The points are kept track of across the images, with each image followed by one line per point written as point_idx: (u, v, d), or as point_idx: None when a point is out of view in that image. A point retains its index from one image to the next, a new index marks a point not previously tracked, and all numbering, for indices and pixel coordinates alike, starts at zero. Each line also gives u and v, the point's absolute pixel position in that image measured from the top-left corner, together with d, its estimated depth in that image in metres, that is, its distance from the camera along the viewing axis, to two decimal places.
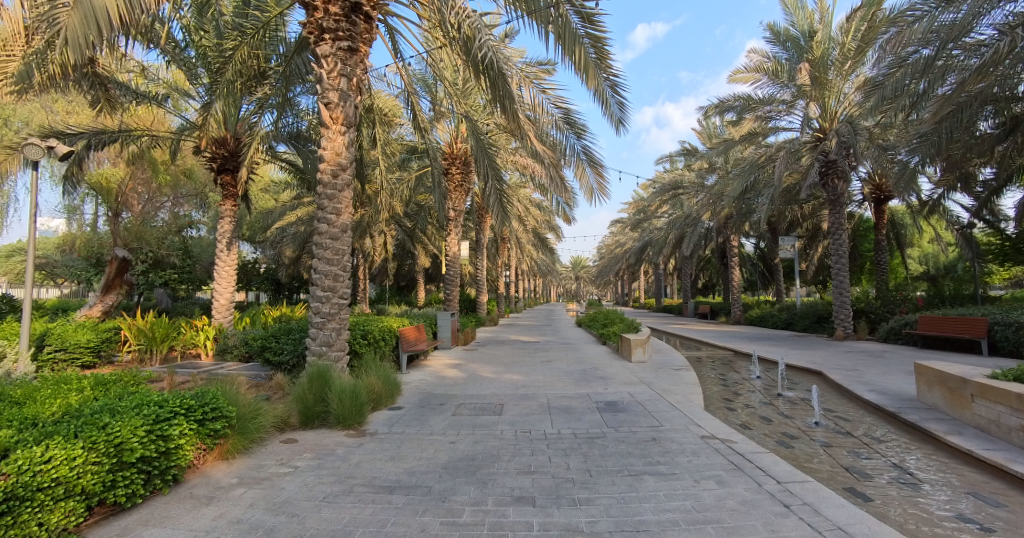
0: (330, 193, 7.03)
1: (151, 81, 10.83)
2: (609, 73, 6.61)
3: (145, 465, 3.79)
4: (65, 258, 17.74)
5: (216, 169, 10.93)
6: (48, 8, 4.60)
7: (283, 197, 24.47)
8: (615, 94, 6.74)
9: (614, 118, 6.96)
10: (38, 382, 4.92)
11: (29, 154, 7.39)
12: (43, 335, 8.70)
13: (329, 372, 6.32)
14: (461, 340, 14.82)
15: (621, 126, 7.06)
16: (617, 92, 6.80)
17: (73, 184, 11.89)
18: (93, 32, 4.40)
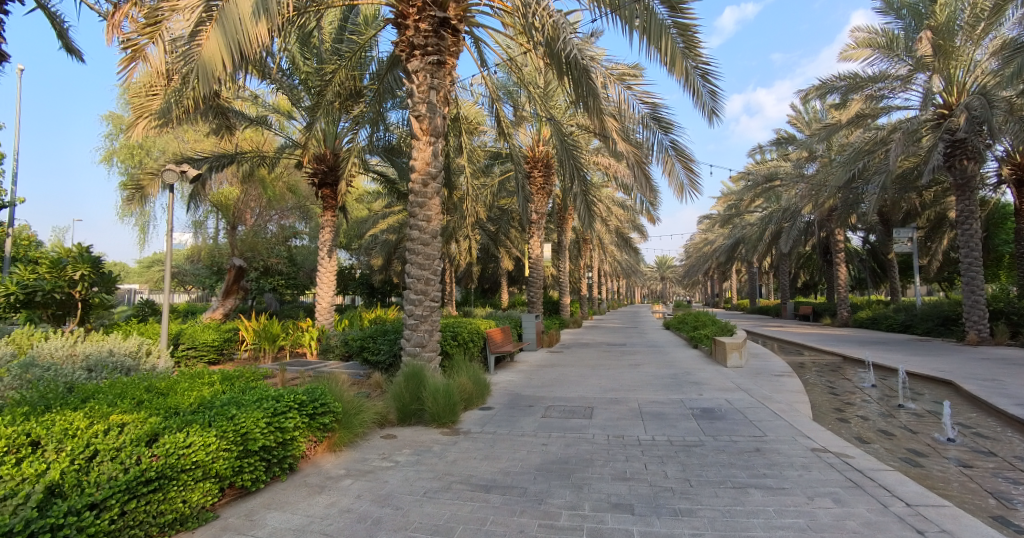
0: (420, 201, 7.34)
1: (260, 106, 11.94)
2: (699, 60, 6.29)
3: (266, 453, 4.19)
4: (193, 268, 20.10)
5: (318, 184, 11.82)
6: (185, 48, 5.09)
7: (375, 206, 26.01)
8: (707, 82, 6.40)
9: (706, 109, 6.62)
10: (177, 375, 5.60)
11: (167, 179, 8.46)
12: (178, 335, 9.93)
13: (423, 371, 6.60)
14: (546, 342, 14.89)
15: (715, 116, 6.68)
16: (710, 80, 6.46)
17: (199, 202, 13.42)
18: (220, 68, 4.84)
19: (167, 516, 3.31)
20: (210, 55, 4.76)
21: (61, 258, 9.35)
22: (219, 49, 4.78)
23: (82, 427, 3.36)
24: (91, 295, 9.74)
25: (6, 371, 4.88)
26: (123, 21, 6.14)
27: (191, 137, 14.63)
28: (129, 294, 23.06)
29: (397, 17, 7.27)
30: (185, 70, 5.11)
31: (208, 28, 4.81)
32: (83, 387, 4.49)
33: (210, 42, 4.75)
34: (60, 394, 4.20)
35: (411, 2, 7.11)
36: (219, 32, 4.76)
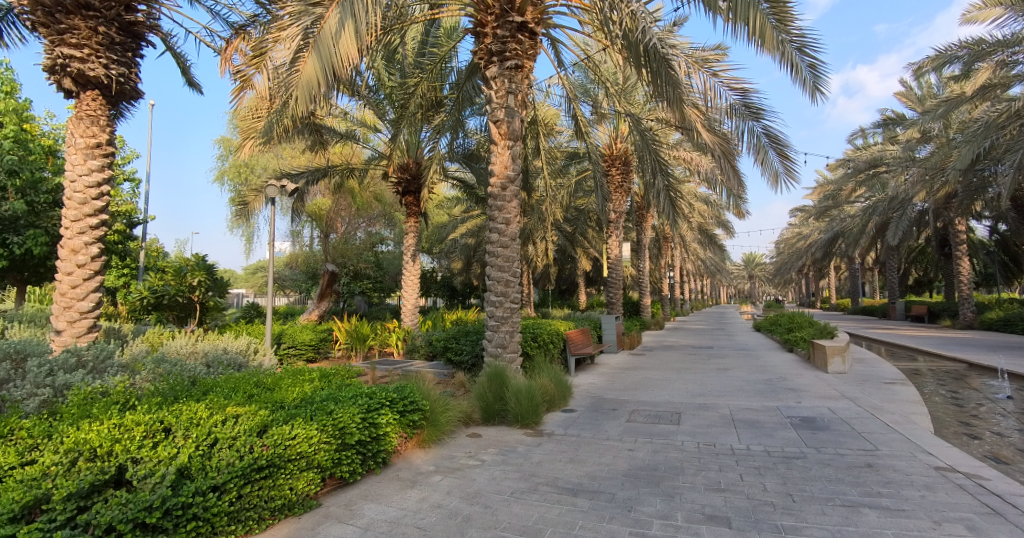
0: (499, 204, 7.46)
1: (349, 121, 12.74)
2: (793, 32, 5.90)
3: (362, 447, 4.44)
4: (292, 274, 21.88)
5: (401, 192, 12.40)
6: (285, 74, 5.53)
7: (454, 211, 26.80)
8: (805, 55, 5.97)
9: (807, 83, 6.19)
10: (282, 372, 6.10)
11: (270, 193, 9.27)
12: (281, 335, 10.86)
13: (506, 373, 6.71)
14: (626, 344, 14.54)
15: (817, 92, 6.22)
16: (808, 53, 6.05)
17: (297, 212, 14.58)
18: (317, 90, 5.24)
19: (277, 501, 3.61)
20: (308, 78, 5.14)
21: (183, 266, 10.55)
22: (316, 72, 5.15)
23: (204, 418, 3.75)
24: (207, 299, 10.87)
25: (144, 365, 5.54)
26: (234, 53, 6.82)
27: (289, 154, 15.95)
28: (240, 298, 25.57)
29: (476, 26, 7.47)
30: (285, 93, 5.56)
31: (306, 53, 5.19)
32: (204, 380, 5.01)
33: (308, 66, 5.13)
34: (186, 387, 4.73)
35: (490, 10, 7.28)
36: (315, 56, 5.12)
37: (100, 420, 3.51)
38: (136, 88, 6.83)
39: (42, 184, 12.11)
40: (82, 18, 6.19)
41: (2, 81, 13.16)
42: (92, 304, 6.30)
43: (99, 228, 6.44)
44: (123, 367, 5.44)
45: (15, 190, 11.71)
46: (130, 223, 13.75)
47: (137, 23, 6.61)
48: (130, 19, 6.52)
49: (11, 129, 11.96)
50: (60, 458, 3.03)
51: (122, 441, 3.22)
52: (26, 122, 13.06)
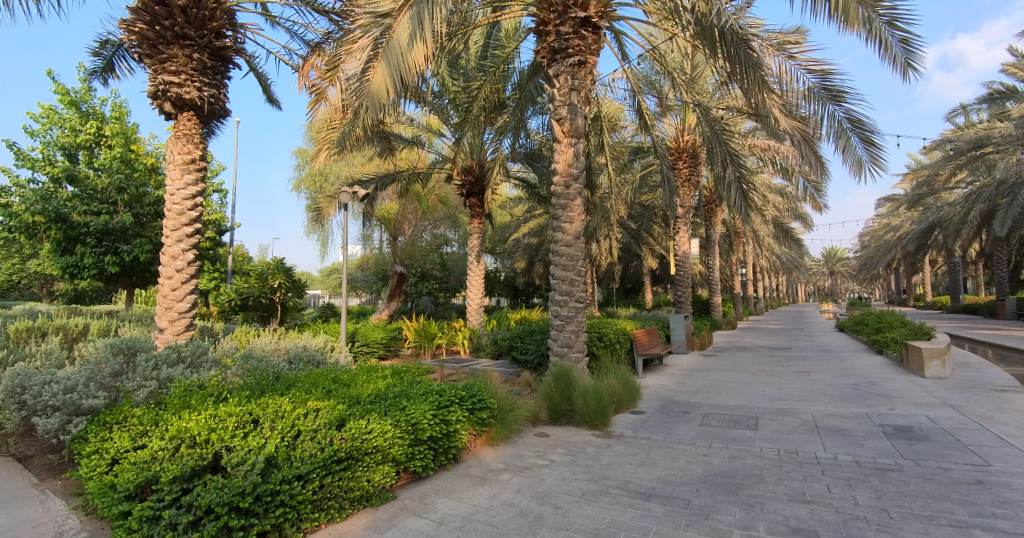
0: (563, 203, 7.44)
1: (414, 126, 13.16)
2: (882, 5, 5.43)
3: (434, 443, 4.57)
4: (363, 276, 22.94)
5: (465, 194, 12.64)
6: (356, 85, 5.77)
7: (517, 211, 26.97)
8: (896, 29, 5.49)
9: (899, 60, 5.69)
10: (357, 368, 6.41)
11: (343, 200, 9.77)
12: (355, 333, 11.42)
13: (572, 373, 6.68)
14: (696, 345, 13.99)
15: (910, 69, 5.70)
16: (899, 26, 5.55)
17: (368, 217, 15.27)
18: (385, 99, 5.43)
19: (356, 492, 3.79)
20: (378, 88, 5.33)
21: (264, 270, 11.34)
22: (385, 81, 5.33)
23: (288, 411, 4.01)
24: (288, 299, 11.63)
25: (234, 360, 5.98)
26: (310, 70, 7.24)
27: (360, 162, 16.72)
28: (316, 299, 27.19)
29: (538, 25, 7.47)
30: (356, 102, 5.81)
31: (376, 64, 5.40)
32: (287, 376, 5.36)
33: (378, 75, 5.33)
34: (272, 381, 5.08)
35: (552, 8, 7.24)
36: (385, 65, 5.31)
37: (198, 411, 3.84)
38: (224, 107, 7.40)
39: (146, 198, 13.43)
40: (179, 47, 6.80)
41: (113, 108, 14.75)
42: (189, 304, 6.90)
43: (194, 236, 7.05)
44: (216, 362, 5.91)
45: (124, 204, 13.09)
46: (220, 231, 14.96)
47: (225, 47, 7.16)
48: (219, 45, 7.08)
49: (120, 150, 13.36)
50: (166, 444, 3.34)
51: (218, 431, 3.51)
52: (133, 143, 14.56)
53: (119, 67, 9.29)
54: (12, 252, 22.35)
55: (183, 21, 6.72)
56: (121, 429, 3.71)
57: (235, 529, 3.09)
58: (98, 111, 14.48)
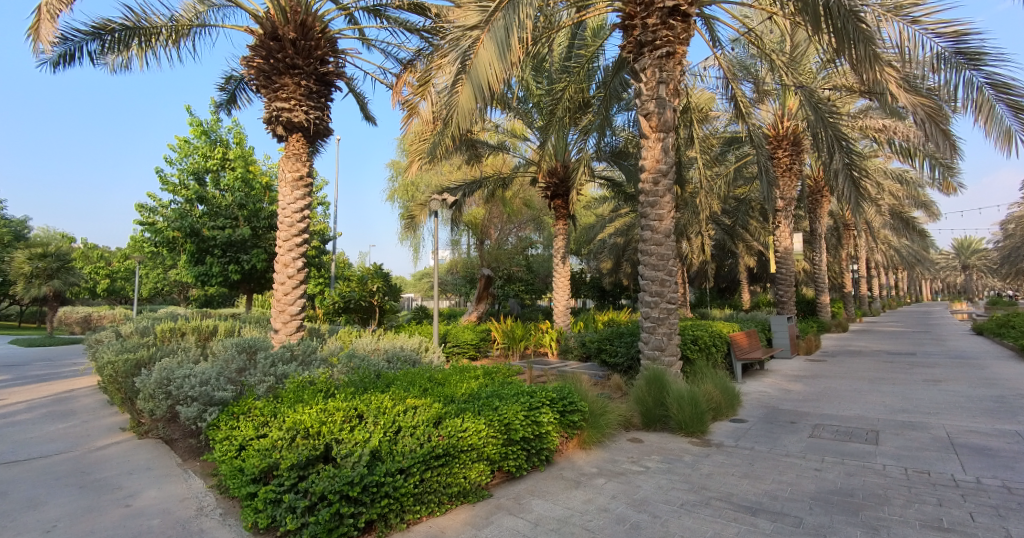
0: (651, 200, 7.22)
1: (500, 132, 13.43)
2: None
3: (526, 444, 4.62)
4: (453, 280, 23.80)
5: (550, 196, 12.67)
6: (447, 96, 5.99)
7: (602, 211, 26.53)
8: None
9: None
10: (450, 368, 6.65)
11: (434, 207, 10.21)
12: (447, 334, 11.90)
13: (665, 377, 6.47)
14: (802, 349, 12.86)
15: None
16: None
17: (456, 222, 15.82)
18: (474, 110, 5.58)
19: (454, 488, 3.92)
20: (467, 97, 5.50)
21: (364, 275, 12.19)
22: (474, 90, 5.49)
23: (389, 408, 4.25)
24: (385, 302, 12.37)
25: (340, 359, 6.44)
26: (404, 86, 7.67)
27: (448, 170, 17.40)
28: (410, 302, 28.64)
29: (624, 20, 7.31)
30: (447, 111, 6.04)
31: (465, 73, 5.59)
32: (387, 374, 5.70)
33: (467, 85, 5.50)
34: (373, 379, 5.42)
35: (638, 1, 7.06)
36: (473, 75, 5.47)
37: (310, 405, 4.19)
38: (327, 126, 8.04)
39: (262, 212, 14.95)
40: (290, 76, 7.49)
41: (235, 134, 16.62)
42: (299, 308, 7.55)
43: (302, 245, 7.72)
44: (324, 360, 6.39)
45: (244, 218, 14.67)
46: (324, 240, 16.26)
47: (329, 72, 7.77)
48: (324, 71, 7.69)
49: (241, 171, 15.01)
50: (284, 434, 3.68)
51: (327, 424, 3.79)
52: (252, 164, 16.31)
53: (240, 98, 10.45)
54: (159, 264, 25.92)
55: (293, 53, 7.43)
56: (247, 419, 4.13)
57: (346, 515, 3.30)
58: (223, 139, 16.39)
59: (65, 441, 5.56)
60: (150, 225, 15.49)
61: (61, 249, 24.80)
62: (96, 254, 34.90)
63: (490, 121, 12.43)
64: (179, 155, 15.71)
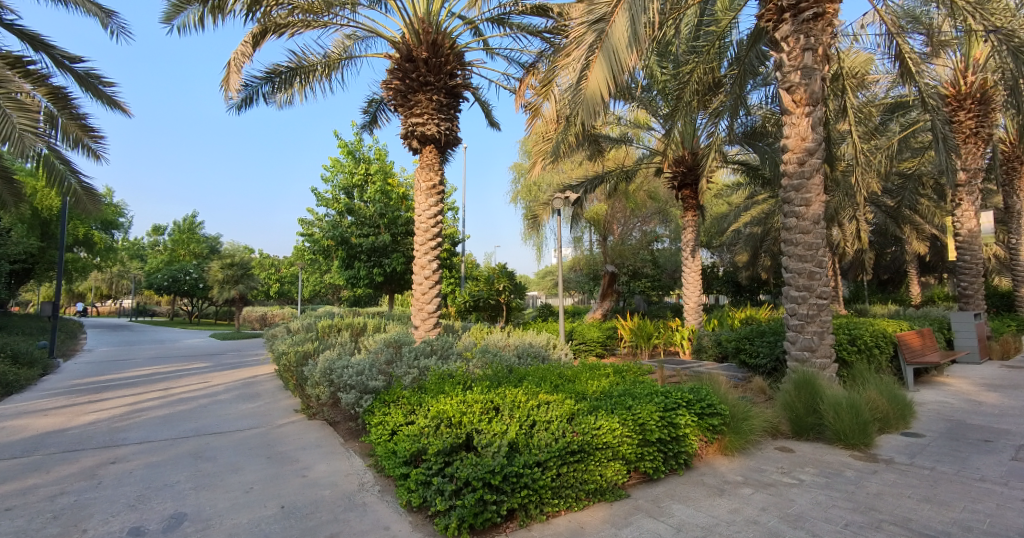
0: (796, 183, 6.50)
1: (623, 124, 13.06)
2: None
3: (663, 446, 4.44)
4: (576, 277, 23.81)
5: (677, 186, 12.09)
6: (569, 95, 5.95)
7: (734, 199, 24.52)
8: None
9: None
10: (580, 366, 6.65)
11: (556, 205, 10.29)
12: (572, 332, 11.98)
13: (817, 381, 5.79)
14: (999, 352, 10.60)
15: None
16: None
17: (578, 219, 15.79)
18: (597, 104, 5.50)
19: (590, 485, 3.91)
20: (593, 91, 5.44)
21: (491, 274, 12.74)
22: (600, 83, 5.42)
23: (523, 402, 4.38)
24: (511, 300, 12.77)
25: (474, 354, 6.78)
26: (527, 89, 7.85)
27: (569, 168, 17.41)
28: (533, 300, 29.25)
29: None
30: (570, 108, 6.02)
31: (591, 66, 5.54)
32: (518, 369, 5.88)
33: (593, 79, 5.44)
34: (506, 374, 5.63)
35: None
36: (598, 69, 5.40)
37: (451, 397, 4.46)
38: (457, 136, 8.53)
39: (399, 220, 16.38)
40: (423, 93, 8.10)
41: (375, 151, 18.40)
42: (435, 306, 8.12)
43: (436, 248, 8.29)
44: (460, 354, 6.78)
45: (385, 226, 16.20)
46: (454, 243, 17.30)
47: (457, 85, 8.23)
48: (452, 84, 8.17)
49: (381, 184, 16.56)
50: (430, 422, 3.97)
51: (467, 415, 4.01)
52: (390, 177, 17.92)
53: (381, 118, 11.55)
54: (318, 269, 29.68)
55: (426, 71, 8.02)
56: (397, 406, 4.53)
57: (489, 502, 3.44)
58: (366, 156, 18.26)
59: (256, 418, 6.61)
60: (310, 236, 17.79)
61: (245, 258, 29.65)
62: (269, 262, 41.08)
63: (611, 114, 12.17)
64: (331, 174, 17.80)
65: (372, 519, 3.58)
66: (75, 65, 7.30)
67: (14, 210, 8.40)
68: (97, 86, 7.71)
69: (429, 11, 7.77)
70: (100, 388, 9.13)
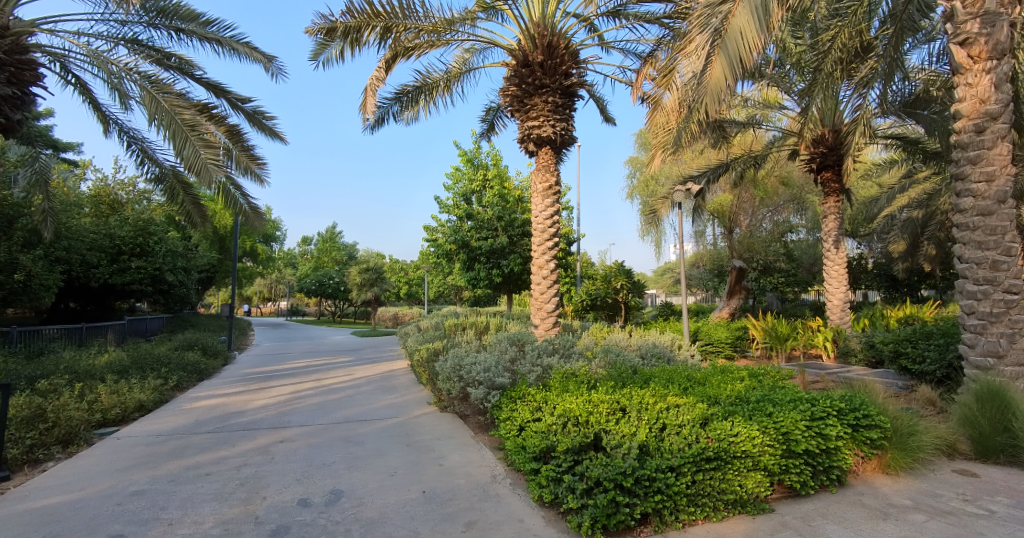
0: (972, 154, 5.48)
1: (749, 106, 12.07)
2: None
3: (811, 459, 4.00)
4: (698, 273, 22.57)
5: (817, 169, 10.89)
6: (695, 80, 5.59)
7: (888, 179, 21.35)
8: None
9: None
10: (710, 368, 6.26)
11: (676, 198, 9.83)
12: (697, 332, 11.33)
13: (1010, 394, 4.83)
14: None
15: None
16: None
17: (699, 212, 14.91)
18: (726, 86, 5.16)
19: (729, 495, 3.65)
20: (720, 76, 5.13)
21: (608, 273, 12.55)
22: (724, 73, 5.12)
23: (651, 404, 4.23)
24: (630, 299, 12.47)
25: (596, 353, 6.74)
26: (644, 80, 7.58)
27: (689, 158, 16.48)
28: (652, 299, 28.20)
29: None
30: (695, 96, 5.69)
31: (716, 53, 5.23)
32: (643, 370, 5.69)
33: (716, 71, 5.16)
34: (631, 374, 5.49)
35: None
36: (726, 51, 5.08)
37: (576, 395, 4.46)
38: (572, 135, 8.53)
39: (515, 222, 16.81)
40: (539, 96, 8.22)
41: (492, 157, 19.07)
42: (554, 305, 8.19)
43: (554, 248, 8.37)
44: (582, 353, 6.76)
45: (502, 229, 16.73)
46: (569, 242, 17.33)
47: (572, 84, 8.26)
48: (568, 84, 8.20)
49: (498, 188, 17.13)
50: (557, 420, 4.02)
51: (594, 415, 3.98)
52: (506, 181, 18.46)
53: (497, 125, 11.96)
54: (441, 272, 31.62)
55: (541, 74, 8.13)
56: (524, 403, 4.65)
57: (622, 504, 3.38)
58: (484, 162, 19.00)
59: (394, 409, 7.22)
60: (434, 241, 19.00)
61: (378, 263, 32.58)
62: (399, 266, 44.66)
63: (737, 97, 11.30)
64: (453, 182, 18.77)
65: (506, 511, 3.71)
66: (246, 105, 8.60)
67: (202, 229, 10.12)
68: (262, 121, 9.01)
69: (545, 14, 7.86)
70: (267, 377, 10.65)
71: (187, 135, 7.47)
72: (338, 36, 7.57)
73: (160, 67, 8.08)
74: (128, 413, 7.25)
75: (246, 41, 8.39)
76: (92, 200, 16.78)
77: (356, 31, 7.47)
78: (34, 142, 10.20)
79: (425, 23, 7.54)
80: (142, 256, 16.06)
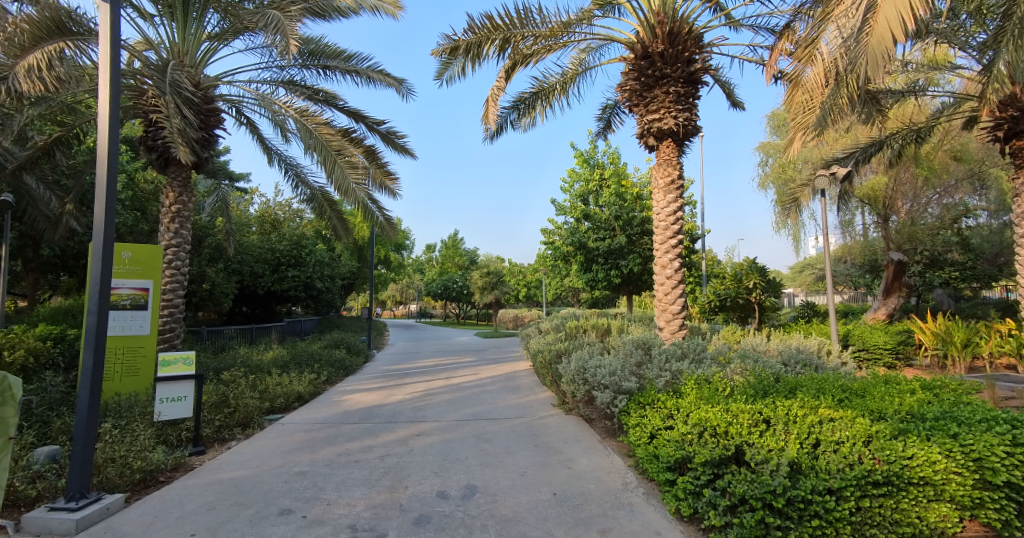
0: None
1: (909, 71, 10.38)
2: None
3: (1015, 493, 3.31)
4: (847, 268, 19.95)
5: (1004, 137, 9.04)
6: (853, 45, 4.92)
7: None
8: None
9: None
10: (869, 377, 5.49)
11: (819, 185, 8.79)
12: (847, 335, 9.99)
13: None
14: None
15: None
16: None
17: (847, 200, 13.19)
18: (890, 45, 4.49)
19: (904, 528, 3.15)
20: (882, 34, 4.48)
21: (738, 271, 11.63)
22: (890, 24, 4.44)
23: (800, 416, 3.80)
24: (765, 299, 11.41)
25: (731, 358, 6.26)
26: (780, 56, 6.90)
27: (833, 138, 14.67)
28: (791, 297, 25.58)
29: None
30: (853, 62, 5.00)
31: (877, 5, 4.54)
32: (787, 378, 5.16)
33: (880, 20, 4.49)
34: (773, 383, 5.00)
35: None
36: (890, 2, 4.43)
37: (712, 404, 4.17)
38: (697, 125, 8.05)
39: (634, 220, 16.31)
40: (660, 87, 7.89)
41: (609, 155, 18.73)
42: (680, 306, 7.79)
43: (678, 246, 7.94)
44: (715, 358, 6.33)
45: (620, 228, 16.32)
46: (693, 239, 16.39)
47: (696, 70, 7.79)
48: (691, 70, 7.75)
49: (615, 187, 16.75)
50: (692, 428, 3.78)
51: (733, 425, 3.66)
52: (624, 179, 18.00)
53: (614, 122, 11.72)
54: (559, 274, 31.83)
55: (662, 64, 7.79)
56: (654, 410, 4.48)
57: (773, 527, 3.08)
58: (600, 162, 18.78)
59: (519, 409, 7.38)
60: (551, 243, 19.17)
61: (497, 267, 33.82)
62: (518, 269, 45.84)
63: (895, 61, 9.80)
64: (569, 183, 18.78)
65: (642, 521, 3.59)
66: (380, 127, 9.44)
67: (346, 241, 11.30)
68: (394, 141, 9.83)
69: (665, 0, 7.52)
70: (402, 374, 11.59)
71: (335, 159, 8.42)
72: (461, 53, 8.01)
73: (310, 101, 9.20)
74: (290, 403, 8.33)
75: (380, 69, 9.21)
76: (258, 220, 19.70)
77: (477, 45, 7.82)
78: (217, 174, 12.24)
79: (542, 29, 7.70)
80: (296, 266, 18.43)
